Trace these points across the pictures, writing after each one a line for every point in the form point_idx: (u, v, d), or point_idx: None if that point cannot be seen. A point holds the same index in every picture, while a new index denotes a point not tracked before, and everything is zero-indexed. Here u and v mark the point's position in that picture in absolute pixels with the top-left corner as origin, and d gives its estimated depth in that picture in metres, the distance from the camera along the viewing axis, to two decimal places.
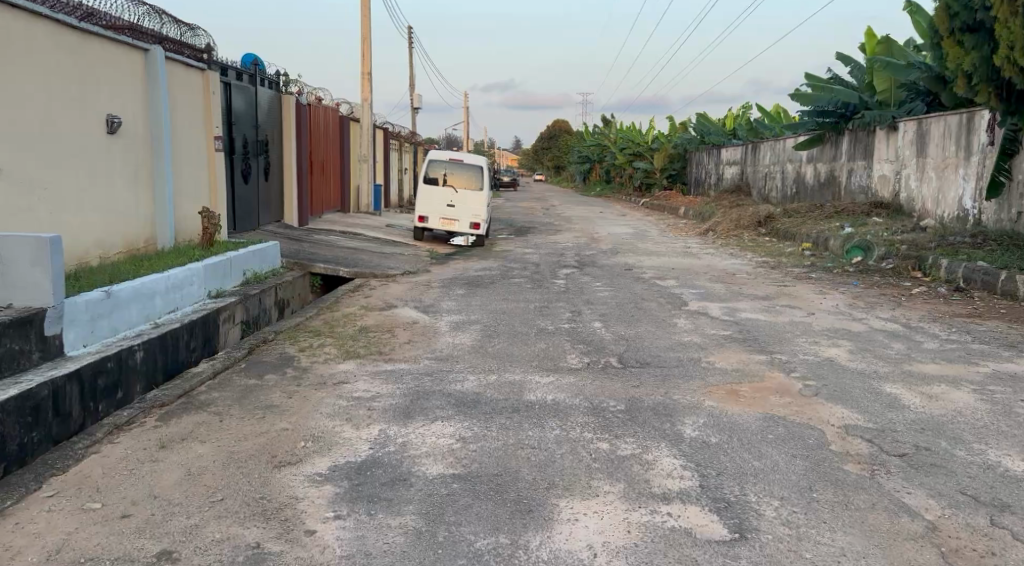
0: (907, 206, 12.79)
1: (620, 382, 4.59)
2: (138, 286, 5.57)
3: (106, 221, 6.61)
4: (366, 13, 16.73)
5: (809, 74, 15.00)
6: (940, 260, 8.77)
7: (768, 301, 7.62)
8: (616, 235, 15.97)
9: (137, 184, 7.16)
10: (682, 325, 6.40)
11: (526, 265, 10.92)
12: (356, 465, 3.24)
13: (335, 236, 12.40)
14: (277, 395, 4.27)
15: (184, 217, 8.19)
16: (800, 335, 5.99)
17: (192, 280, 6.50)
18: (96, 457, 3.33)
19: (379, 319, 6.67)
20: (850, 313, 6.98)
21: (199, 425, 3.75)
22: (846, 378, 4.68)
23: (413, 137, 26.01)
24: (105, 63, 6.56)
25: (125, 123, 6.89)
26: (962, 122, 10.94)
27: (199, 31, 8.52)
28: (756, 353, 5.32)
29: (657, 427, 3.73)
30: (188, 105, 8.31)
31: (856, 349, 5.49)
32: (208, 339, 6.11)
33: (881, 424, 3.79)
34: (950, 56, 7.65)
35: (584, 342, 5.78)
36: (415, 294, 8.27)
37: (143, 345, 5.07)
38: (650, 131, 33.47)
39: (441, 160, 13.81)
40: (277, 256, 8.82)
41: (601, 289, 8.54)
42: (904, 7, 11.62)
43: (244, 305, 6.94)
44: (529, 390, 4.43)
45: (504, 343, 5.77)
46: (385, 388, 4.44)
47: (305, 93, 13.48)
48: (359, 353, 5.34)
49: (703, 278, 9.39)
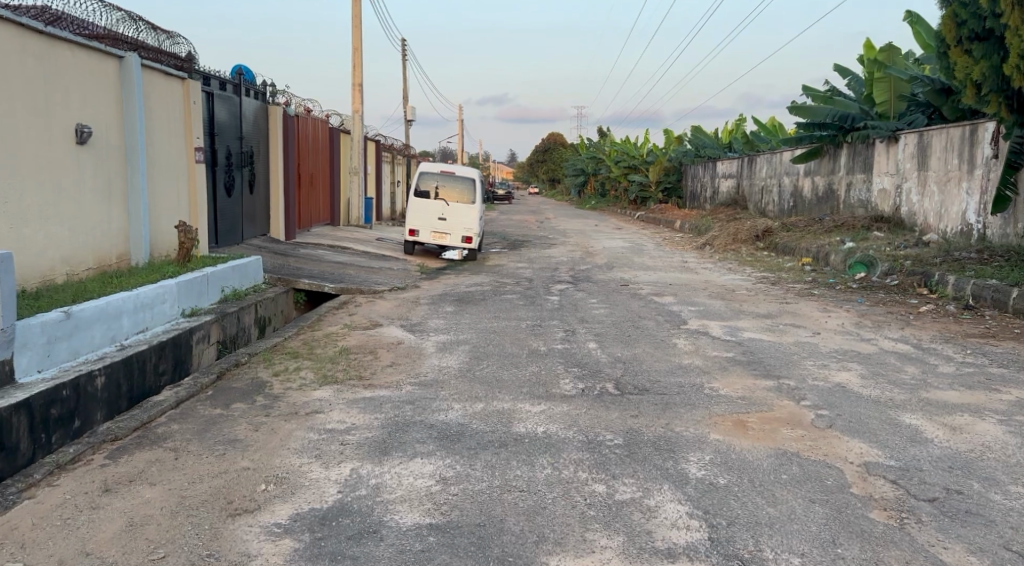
0: (908, 221, 12.52)
1: (618, 410, 4.24)
2: (103, 305, 5.21)
3: (74, 236, 6.24)
4: (358, 23, 16.48)
5: (807, 85, 14.79)
6: (947, 277, 8.48)
7: (771, 320, 7.28)
8: (611, 249, 15.66)
9: (111, 197, 6.81)
10: (683, 346, 6.06)
11: (519, 281, 10.59)
12: (320, 514, 2.87)
13: (322, 250, 12.05)
14: (241, 427, 3.90)
15: (160, 231, 7.85)
16: (808, 358, 5.66)
17: (164, 298, 6.14)
18: (29, 504, 2.96)
19: (362, 340, 6.31)
20: (857, 333, 6.66)
21: (152, 463, 3.39)
22: (861, 406, 4.35)
23: (406, 150, 25.73)
24: (75, 71, 6.21)
25: (97, 133, 6.54)
26: (964, 135, 10.70)
27: (179, 39, 8.25)
28: (762, 379, 4.97)
29: (659, 465, 3.37)
30: (168, 115, 7.98)
31: (868, 374, 5.15)
32: (179, 362, 5.73)
33: (905, 462, 3.45)
34: (959, 66, 7.40)
35: (578, 366, 5.43)
36: (402, 312, 7.91)
37: (105, 370, 4.69)
38: (646, 144, 33.31)
39: (433, 173, 13.49)
40: (259, 271, 8.46)
41: (597, 307, 8.21)
42: (905, 18, 11.42)
43: (221, 324, 6.57)
44: (519, 421, 4.07)
45: (494, 367, 5.42)
46: (361, 419, 4.08)
47: (294, 104, 13.19)
48: (337, 378, 4.97)
49: (702, 295, 9.07)
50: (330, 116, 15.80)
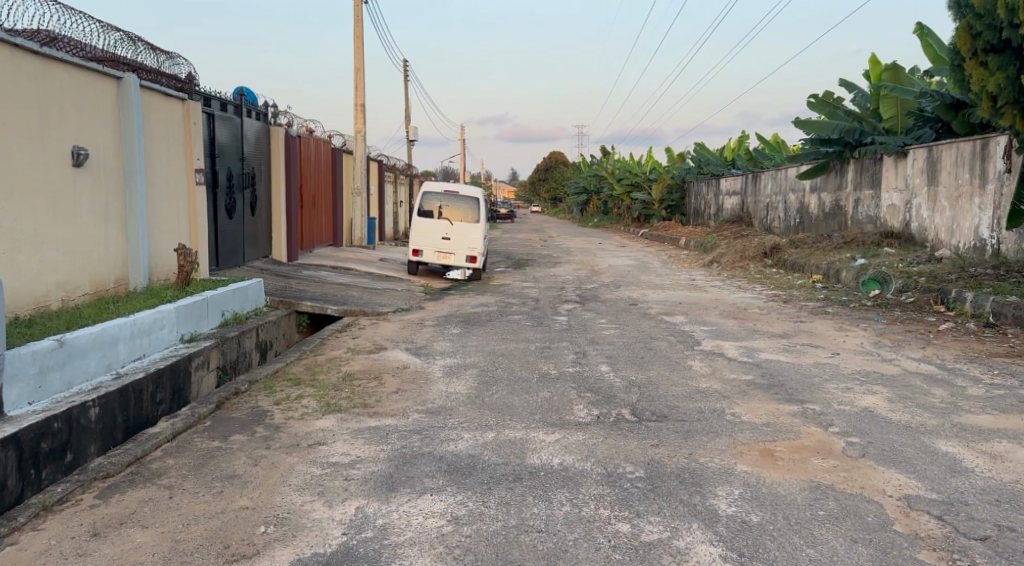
0: (919, 237, 12.32)
1: (637, 439, 4.02)
2: (98, 333, 5.03)
3: (70, 261, 6.07)
4: (359, 44, 16.44)
5: (812, 101, 14.70)
6: (964, 294, 8.27)
7: (787, 340, 7.07)
8: (618, 268, 15.47)
9: (108, 220, 6.65)
10: (699, 369, 5.84)
11: (525, 301, 10.39)
12: (324, 560, 2.66)
13: (324, 272, 11.89)
14: (240, 462, 3.69)
15: (160, 254, 7.69)
16: (830, 380, 5.44)
17: (162, 324, 5.95)
18: (10, 552, 2.76)
19: (366, 364, 6.10)
20: (878, 353, 6.44)
21: (144, 503, 3.18)
22: (892, 433, 4.13)
23: (409, 170, 25.67)
24: (71, 92, 6.08)
25: (94, 156, 6.39)
26: (976, 149, 10.53)
27: (180, 60, 8.15)
28: (786, 403, 4.75)
29: (686, 501, 3.15)
30: (167, 136, 7.85)
31: (895, 397, 4.92)
32: (178, 390, 5.53)
33: (948, 495, 3.22)
34: (974, 78, 7.25)
35: (592, 391, 5.20)
36: (406, 334, 7.70)
37: (99, 400, 4.49)
38: (648, 162, 33.26)
39: (436, 192, 13.34)
40: (260, 294, 8.29)
41: (606, 327, 8.00)
42: (914, 31, 11.33)
43: (221, 350, 6.37)
44: (533, 451, 3.85)
45: (504, 392, 5.20)
46: (367, 451, 3.87)
47: (297, 125, 13.09)
48: (341, 406, 4.75)
49: (713, 314, 8.87)
50: (332, 136, 15.71)
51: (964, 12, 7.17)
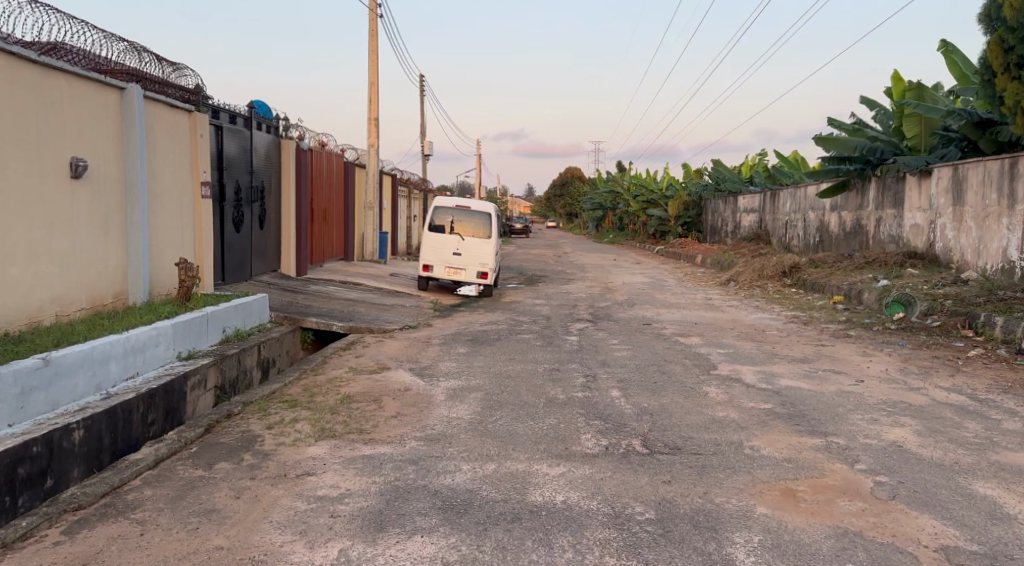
0: (944, 257, 11.93)
1: (648, 475, 3.74)
2: (88, 350, 4.85)
3: (65, 275, 5.91)
4: (374, 58, 16.40)
5: (832, 118, 14.41)
6: (994, 318, 7.91)
7: (808, 365, 6.74)
8: (632, 285, 15.18)
9: (107, 233, 6.50)
10: (715, 396, 5.54)
11: (536, 319, 10.12)
12: None
13: (332, 287, 11.70)
14: (221, 495, 3.47)
15: (161, 268, 7.52)
16: (855, 410, 5.12)
17: (157, 341, 5.77)
18: None
19: (367, 386, 5.86)
20: (904, 381, 6.11)
21: (112, 541, 2.96)
22: (924, 472, 3.82)
23: (423, 185, 25.61)
24: (71, 102, 5.95)
25: (94, 167, 6.27)
26: (1004, 169, 10.16)
27: (186, 71, 8.03)
28: (808, 436, 4.45)
29: (699, 549, 2.88)
30: (172, 148, 7.73)
31: (925, 431, 4.60)
32: (171, 410, 5.32)
33: (991, 547, 2.91)
34: (1007, 93, 6.95)
35: (601, 419, 4.91)
36: (411, 353, 7.45)
37: (84, 423, 4.29)
38: (664, 179, 32.98)
39: (447, 207, 13.15)
40: (264, 309, 8.10)
41: (619, 348, 7.71)
42: (939, 48, 11.04)
43: (220, 368, 6.17)
44: (535, 487, 3.58)
45: (508, 418, 4.94)
46: (358, 483, 3.62)
47: (308, 139, 12.98)
48: (336, 432, 4.51)
49: (730, 336, 8.55)
50: (344, 150, 15.59)
51: (995, 26, 6.90)
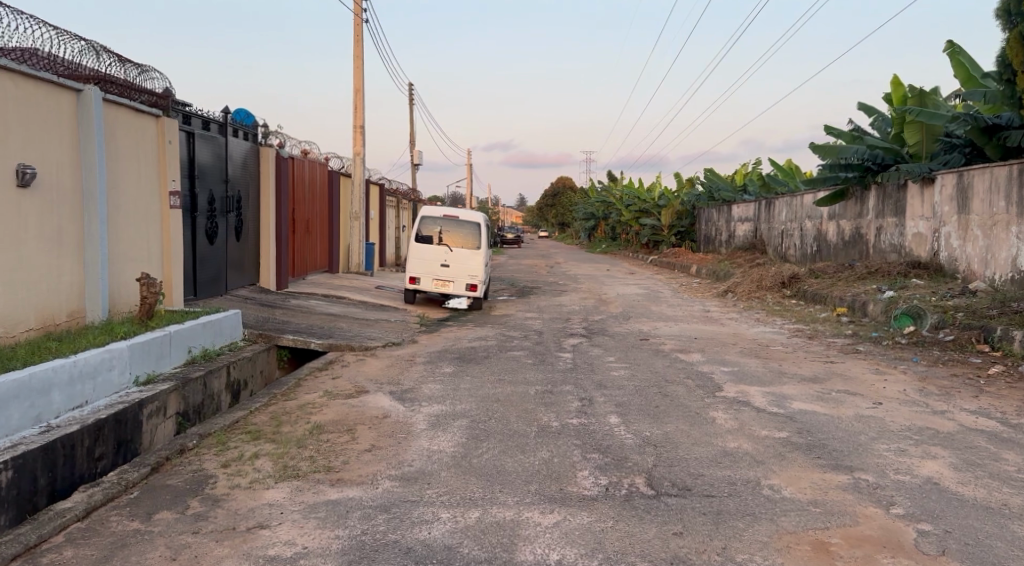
0: (949, 267, 11.51)
1: (655, 525, 3.23)
2: (23, 379, 4.29)
3: (9, 294, 5.36)
4: (360, 65, 15.92)
5: (830, 126, 14.02)
6: (1012, 332, 7.46)
7: (821, 386, 6.25)
8: (627, 297, 14.72)
9: (60, 247, 5.95)
10: (724, 422, 5.04)
11: (527, 335, 9.62)
12: None
13: (314, 301, 11.15)
14: (155, 556, 2.94)
15: (122, 283, 6.96)
16: (877, 439, 4.64)
17: (111, 364, 5.22)
18: None
19: (341, 413, 5.34)
20: (927, 403, 5.62)
21: None
22: (971, 517, 3.33)
23: (412, 195, 25.15)
24: (18, 105, 5.42)
25: (45, 177, 5.75)
26: (1012, 175, 9.75)
27: (153, 73, 7.47)
28: (832, 472, 3.96)
29: None
30: (136, 156, 7.21)
31: (961, 464, 4.12)
32: (123, 441, 4.77)
33: None
34: None
35: (600, 451, 4.40)
36: (392, 374, 6.92)
37: (14, 462, 3.75)
38: (657, 188, 32.65)
39: (435, 218, 12.66)
40: (237, 327, 7.58)
41: (616, 367, 7.20)
42: (943, 49, 10.66)
43: (182, 393, 5.63)
44: (525, 542, 3.07)
45: (494, 451, 4.42)
46: (319, 539, 3.09)
47: (289, 147, 12.46)
48: (300, 472, 3.98)
49: (733, 352, 8.07)
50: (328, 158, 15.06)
51: (1013, 21, 6.47)
